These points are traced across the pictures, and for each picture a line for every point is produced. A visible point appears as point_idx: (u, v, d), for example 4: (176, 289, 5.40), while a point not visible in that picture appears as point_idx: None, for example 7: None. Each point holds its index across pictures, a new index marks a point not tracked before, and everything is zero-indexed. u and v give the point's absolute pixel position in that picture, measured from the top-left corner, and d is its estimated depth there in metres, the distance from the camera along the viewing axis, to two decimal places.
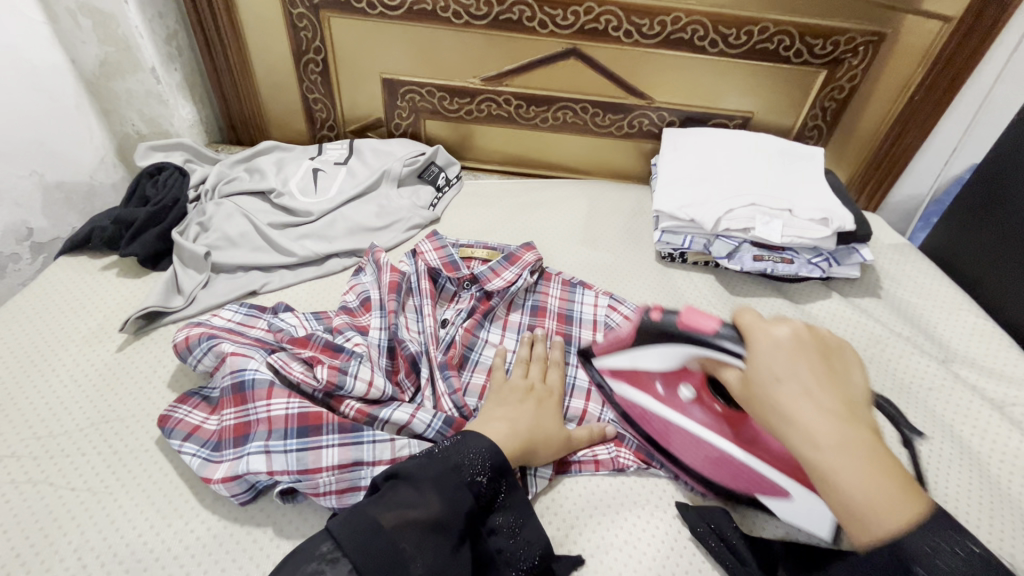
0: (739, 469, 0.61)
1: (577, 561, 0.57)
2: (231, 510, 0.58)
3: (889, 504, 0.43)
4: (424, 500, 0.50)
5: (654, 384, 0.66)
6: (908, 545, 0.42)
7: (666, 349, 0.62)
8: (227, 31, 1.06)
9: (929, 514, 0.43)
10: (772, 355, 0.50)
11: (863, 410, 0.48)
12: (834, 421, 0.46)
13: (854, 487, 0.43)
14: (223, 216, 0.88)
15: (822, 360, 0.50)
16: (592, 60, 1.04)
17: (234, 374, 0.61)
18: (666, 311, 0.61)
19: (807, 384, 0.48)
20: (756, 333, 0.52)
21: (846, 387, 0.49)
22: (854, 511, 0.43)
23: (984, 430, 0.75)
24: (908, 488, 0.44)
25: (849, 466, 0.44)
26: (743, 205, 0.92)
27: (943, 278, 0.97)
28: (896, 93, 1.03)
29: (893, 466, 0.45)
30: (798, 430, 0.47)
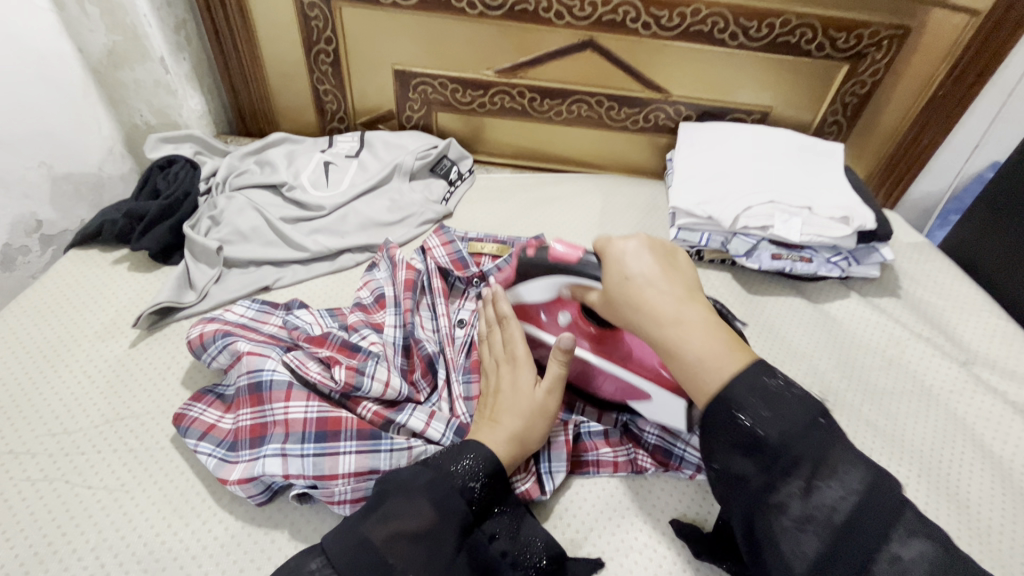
0: (611, 382, 0.65)
1: (598, 564, 0.57)
2: (248, 510, 0.57)
3: (714, 359, 0.50)
4: (415, 509, 0.50)
5: (538, 316, 0.68)
6: (733, 394, 0.48)
7: (541, 282, 0.65)
8: (236, 21, 1.04)
9: (752, 366, 0.49)
10: (620, 260, 0.56)
11: (699, 294, 0.55)
12: (672, 303, 0.52)
13: (690, 350, 0.50)
14: (235, 210, 0.87)
15: (663, 258, 0.56)
16: (609, 53, 1.02)
17: (251, 374, 0.60)
18: (540, 248, 0.65)
19: (648, 274, 0.54)
20: (609, 248, 0.57)
21: (683, 277, 0.55)
22: (691, 371, 0.50)
23: (1006, 434, 0.74)
24: (730, 344, 0.51)
25: (686, 338, 0.51)
26: (762, 202, 0.90)
27: (964, 278, 0.95)
28: (918, 87, 1.01)
29: (721, 330, 0.51)
30: (645, 316, 0.53)
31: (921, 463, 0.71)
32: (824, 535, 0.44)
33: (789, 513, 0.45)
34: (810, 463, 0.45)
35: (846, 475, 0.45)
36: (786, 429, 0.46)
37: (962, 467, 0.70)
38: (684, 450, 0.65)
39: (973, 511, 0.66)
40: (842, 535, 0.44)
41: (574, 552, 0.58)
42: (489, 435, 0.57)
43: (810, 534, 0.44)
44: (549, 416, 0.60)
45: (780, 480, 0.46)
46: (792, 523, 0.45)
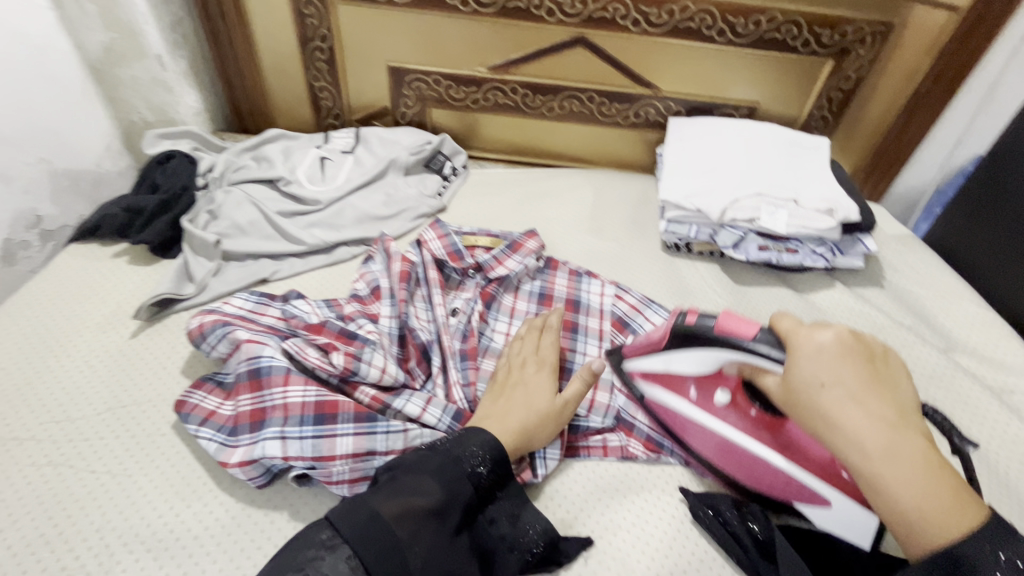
0: (776, 478, 0.61)
1: (587, 541, 0.59)
2: (248, 493, 0.59)
3: (939, 506, 0.45)
4: (425, 488, 0.52)
5: (686, 388, 0.66)
6: (963, 551, 0.43)
7: (706, 354, 0.62)
8: (232, 18, 1.05)
9: (985, 524, 0.44)
10: (814, 359, 0.51)
11: (915, 417, 0.50)
12: (881, 430, 0.48)
13: (906, 494, 0.45)
14: (233, 204, 0.88)
15: (865, 365, 0.51)
16: (600, 49, 1.04)
17: (250, 361, 0.62)
18: (701, 316, 0.62)
19: (851, 389, 0.49)
20: (801, 342, 0.53)
21: (893, 395, 0.50)
22: (907, 518, 0.45)
23: (984, 417, 0.77)
24: (954, 490, 0.46)
25: (897, 472, 0.46)
26: (749, 195, 0.93)
27: (946, 269, 0.98)
28: (902, 82, 1.03)
29: (940, 471, 0.46)
30: (847, 439, 0.48)
31: None
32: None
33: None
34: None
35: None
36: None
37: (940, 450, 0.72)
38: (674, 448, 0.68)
39: None
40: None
41: (564, 531, 0.60)
42: (499, 426, 0.60)
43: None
44: (560, 423, 0.63)
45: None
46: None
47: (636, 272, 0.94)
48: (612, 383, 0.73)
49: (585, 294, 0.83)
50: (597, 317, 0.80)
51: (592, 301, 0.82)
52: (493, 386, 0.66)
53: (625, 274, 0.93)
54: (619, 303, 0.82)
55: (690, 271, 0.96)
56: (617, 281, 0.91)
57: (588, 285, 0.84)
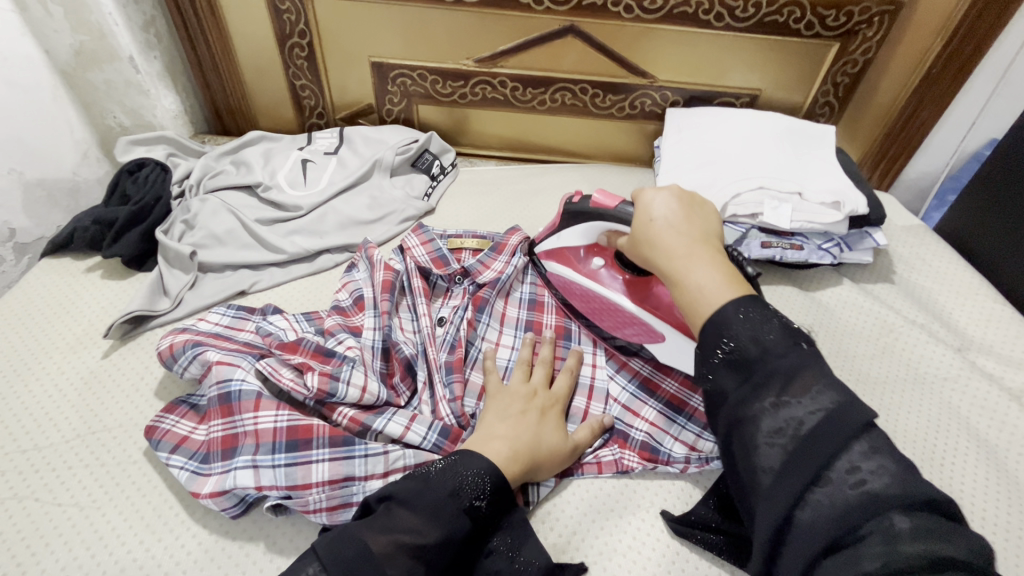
0: (633, 325, 0.68)
1: (580, 568, 0.55)
2: (223, 523, 0.56)
3: (718, 287, 0.51)
4: (418, 525, 0.48)
5: (577, 258, 0.72)
6: (728, 316, 0.48)
7: (585, 226, 0.69)
8: (206, 15, 1.01)
9: (751, 298, 0.50)
10: (643, 201, 0.60)
11: (715, 240, 0.57)
12: (682, 241, 0.55)
13: (694, 280, 0.52)
14: (209, 213, 0.85)
15: (689, 207, 0.59)
16: (591, 38, 0.99)
17: (220, 385, 0.58)
18: (584, 196, 0.69)
19: (671, 218, 0.58)
20: (641, 196, 0.61)
21: (705, 226, 0.58)
22: (691, 296, 0.52)
23: (1001, 422, 0.72)
24: (731, 279, 0.52)
25: (689, 269, 0.53)
26: (750, 189, 0.88)
27: (960, 261, 0.93)
28: (912, 65, 0.98)
29: (726, 268, 0.53)
30: (658, 251, 0.56)
31: (916, 456, 0.69)
32: (790, 448, 0.43)
33: (761, 427, 0.44)
34: (782, 377, 0.45)
35: (817, 392, 0.44)
36: (765, 342, 0.46)
37: (956, 459, 0.68)
38: (686, 420, 0.66)
39: (967, 503, 0.65)
40: (805, 447, 0.43)
41: (557, 557, 0.57)
42: (505, 452, 0.55)
43: (777, 446, 0.44)
44: (565, 462, 0.60)
45: (757, 392, 0.46)
46: (763, 437, 0.44)
47: None
48: (606, 393, 0.69)
49: None
50: None
51: None
52: (494, 405, 0.62)
53: None
54: None
55: None
56: None
57: None
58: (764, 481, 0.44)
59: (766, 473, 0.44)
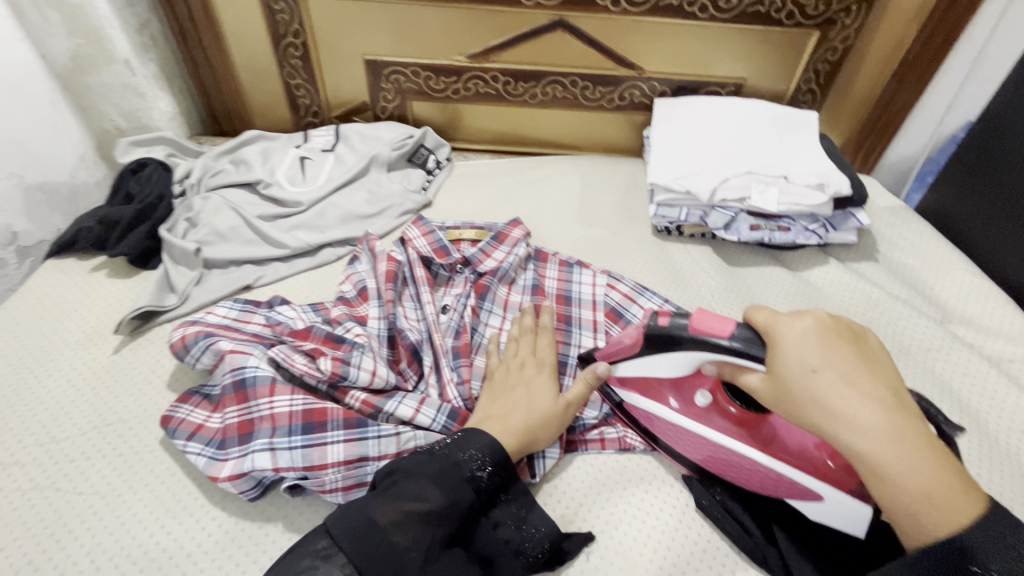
0: (765, 479, 0.57)
1: (588, 537, 0.58)
2: (241, 506, 0.58)
3: (946, 492, 0.43)
4: (425, 493, 0.51)
5: (666, 393, 0.62)
6: (973, 539, 0.42)
7: (680, 356, 0.57)
8: (199, 16, 1.02)
9: (992, 506, 0.43)
10: (800, 346, 0.48)
11: (905, 395, 0.47)
12: (880, 413, 0.45)
13: (913, 477, 0.43)
14: (211, 210, 0.86)
15: (851, 348, 0.49)
16: (579, 32, 1.01)
17: (235, 372, 0.60)
18: (672, 316, 0.56)
19: (842, 372, 0.47)
20: (777, 331, 0.50)
21: (884, 375, 0.48)
22: (914, 502, 0.43)
23: (982, 388, 0.76)
24: (957, 476, 0.44)
25: (903, 459, 0.44)
26: (738, 174, 0.91)
27: (940, 239, 0.96)
28: (890, 51, 1.01)
29: (940, 451, 0.45)
30: (843, 423, 0.45)
31: None
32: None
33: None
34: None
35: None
36: None
37: None
38: None
39: None
40: None
41: (566, 527, 0.59)
42: (500, 427, 0.58)
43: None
44: (563, 425, 0.61)
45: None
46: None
47: (627, 259, 0.93)
48: None
49: (577, 286, 0.81)
50: (590, 308, 0.79)
51: (584, 293, 0.80)
52: (490, 385, 0.64)
53: (616, 262, 0.92)
54: (612, 293, 0.80)
55: (681, 254, 0.94)
56: (607, 269, 0.90)
57: (579, 276, 0.82)
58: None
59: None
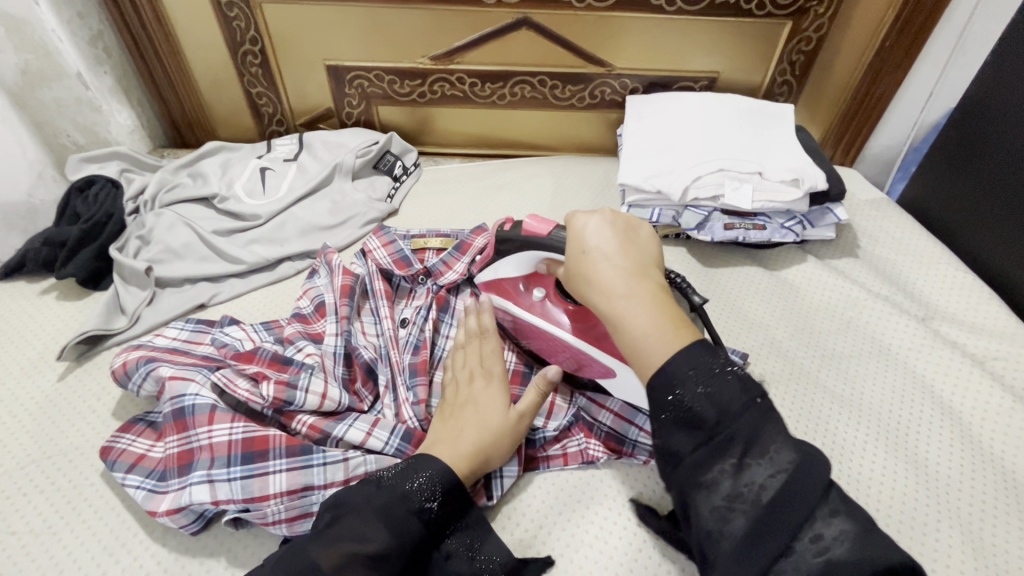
0: (583, 358, 0.64)
1: (547, 563, 0.55)
2: (182, 541, 0.55)
3: (662, 335, 0.48)
4: (368, 532, 0.48)
5: (516, 291, 0.68)
6: (675, 368, 0.46)
7: (517, 257, 0.65)
8: (153, 25, 0.99)
9: (699, 342, 0.47)
10: (577, 234, 0.56)
11: (654, 272, 0.53)
12: (621, 277, 0.52)
13: (635, 323, 0.49)
14: (165, 227, 0.83)
15: (619, 235, 0.55)
16: (545, 29, 0.98)
17: (174, 401, 0.57)
18: (515, 223, 0.65)
19: (604, 249, 0.54)
20: (573, 223, 0.57)
21: (640, 254, 0.54)
22: (636, 346, 0.48)
23: (965, 388, 0.73)
24: (677, 323, 0.49)
25: (633, 313, 0.49)
26: (711, 171, 0.87)
27: (922, 231, 0.93)
28: (866, 38, 0.97)
29: (667, 307, 0.50)
30: (594, 287, 0.52)
31: (883, 429, 0.69)
32: (750, 515, 0.42)
33: (718, 490, 0.43)
34: (742, 441, 0.44)
35: (777, 452, 0.43)
36: (723, 405, 0.45)
37: (920, 425, 0.69)
38: (637, 435, 0.64)
39: (931, 471, 0.65)
40: (767, 516, 0.42)
41: (523, 552, 0.57)
42: (450, 450, 0.55)
43: (737, 511, 0.42)
44: (517, 438, 0.58)
45: (714, 457, 0.44)
46: (721, 501, 0.43)
47: None
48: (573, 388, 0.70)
49: None
50: None
51: None
52: (443, 404, 0.61)
53: None
54: None
55: None
56: None
57: None
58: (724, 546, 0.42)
59: (727, 540, 0.42)
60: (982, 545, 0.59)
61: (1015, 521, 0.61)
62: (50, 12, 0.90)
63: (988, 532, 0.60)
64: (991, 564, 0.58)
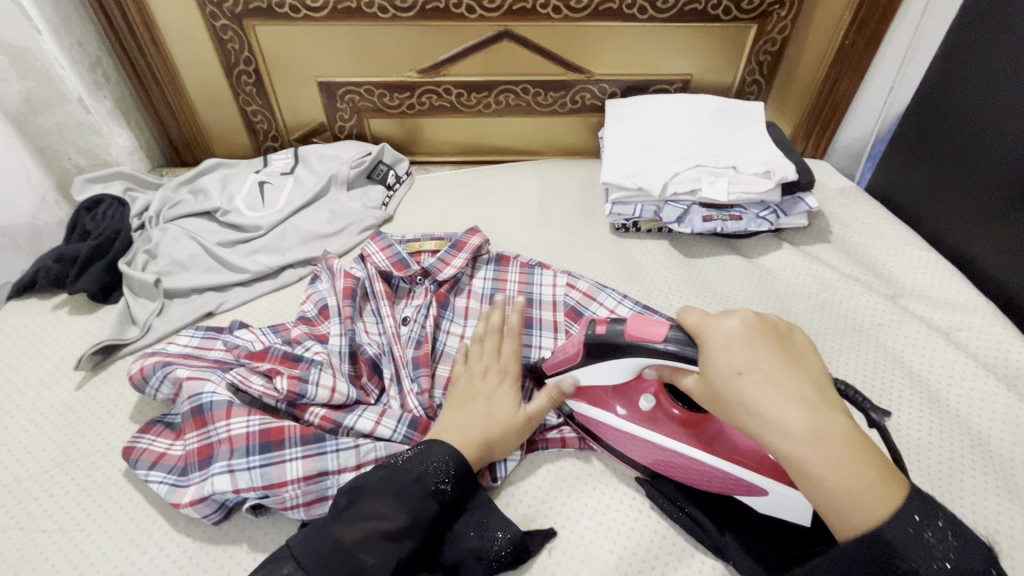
0: (716, 478, 0.58)
1: (549, 534, 0.60)
2: (205, 531, 0.58)
3: (868, 490, 0.43)
4: (387, 511, 0.52)
5: (612, 402, 0.63)
6: (893, 534, 0.42)
7: (620, 364, 0.58)
8: (150, 50, 1.04)
9: (907, 490, 0.44)
10: (727, 350, 0.49)
11: (831, 392, 0.48)
12: (805, 410, 0.46)
13: (835, 478, 0.44)
14: (170, 241, 0.87)
15: (775, 345, 0.50)
16: (525, 40, 1.04)
17: (192, 399, 0.61)
18: (609, 322, 0.58)
19: (769, 374, 0.48)
20: (707, 331, 0.51)
21: (804, 372, 0.49)
22: (839, 502, 0.44)
23: (932, 357, 0.78)
24: (879, 468, 0.44)
25: (828, 458, 0.44)
26: (688, 167, 0.92)
27: (889, 216, 0.99)
28: (827, 36, 1.04)
29: (861, 445, 0.45)
30: (769, 425, 0.46)
31: (856, 398, 0.74)
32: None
33: None
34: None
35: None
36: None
37: (894, 396, 0.74)
38: None
39: (903, 435, 0.70)
40: None
41: (527, 526, 0.61)
42: (459, 437, 0.59)
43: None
44: (522, 436, 0.63)
45: None
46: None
47: (587, 258, 0.94)
48: None
49: (537, 288, 0.82)
50: (550, 310, 0.80)
51: (544, 295, 0.81)
52: (453, 393, 0.65)
53: (576, 262, 0.94)
54: (571, 292, 0.81)
55: (639, 250, 0.96)
56: (567, 269, 0.91)
57: (540, 278, 0.83)
58: None
59: None
60: (952, 499, 0.64)
61: (981, 476, 0.66)
62: (52, 40, 0.94)
63: (956, 487, 0.65)
64: (960, 516, 0.63)
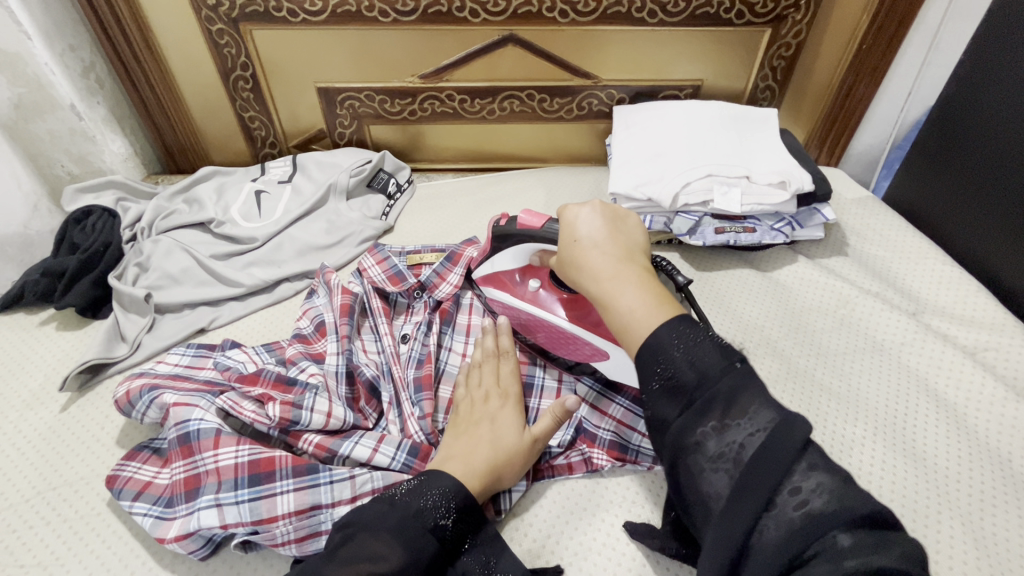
0: (577, 345, 0.67)
1: (556, 573, 0.56)
2: (191, 566, 0.55)
3: (648, 313, 0.48)
4: (383, 550, 0.48)
5: (513, 282, 0.72)
6: (660, 339, 0.46)
7: (515, 249, 0.69)
8: (145, 56, 1.01)
9: (684, 314, 0.48)
10: (569, 224, 0.58)
11: (640, 257, 0.55)
12: (611, 263, 0.53)
13: (627, 300, 0.50)
14: (162, 253, 0.84)
15: (610, 222, 0.57)
16: (530, 45, 1.00)
17: (179, 426, 0.58)
18: (509, 219, 0.68)
19: (592, 237, 0.55)
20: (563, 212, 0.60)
21: (626, 241, 0.56)
22: (623, 324, 0.49)
23: (958, 379, 0.74)
24: (663, 301, 0.49)
25: (620, 292, 0.50)
26: (700, 176, 0.88)
27: (909, 227, 0.95)
28: (844, 40, 1.00)
29: (655, 289, 0.50)
30: (584, 273, 0.54)
31: (881, 420, 0.70)
32: (735, 473, 0.40)
33: (705, 451, 0.42)
34: (723, 401, 0.42)
35: (756, 412, 0.42)
36: (703, 368, 0.44)
37: (921, 423, 0.70)
38: (640, 442, 0.64)
39: (928, 462, 0.66)
40: (751, 472, 0.40)
41: (533, 562, 0.58)
42: (463, 468, 0.56)
43: (722, 471, 0.41)
44: (528, 460, 0.60)
45: (698, 419, 0.43)
46: (711, 466, 0.41)
47: None
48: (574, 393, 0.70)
49: None
50: None
51: None
52: (455, 420, 0.62)
53: None
54: None
55: None
56: None
57: None
58: (716, 508, 0.40)
59: (716, 500, 0.41)
60: (986, 535, 0.60)
61: (1015, 509, 0.62)
62: (43, 45, 0.91)
63: (990, 522, 0.61)
64: (995, 553, 0.58)
